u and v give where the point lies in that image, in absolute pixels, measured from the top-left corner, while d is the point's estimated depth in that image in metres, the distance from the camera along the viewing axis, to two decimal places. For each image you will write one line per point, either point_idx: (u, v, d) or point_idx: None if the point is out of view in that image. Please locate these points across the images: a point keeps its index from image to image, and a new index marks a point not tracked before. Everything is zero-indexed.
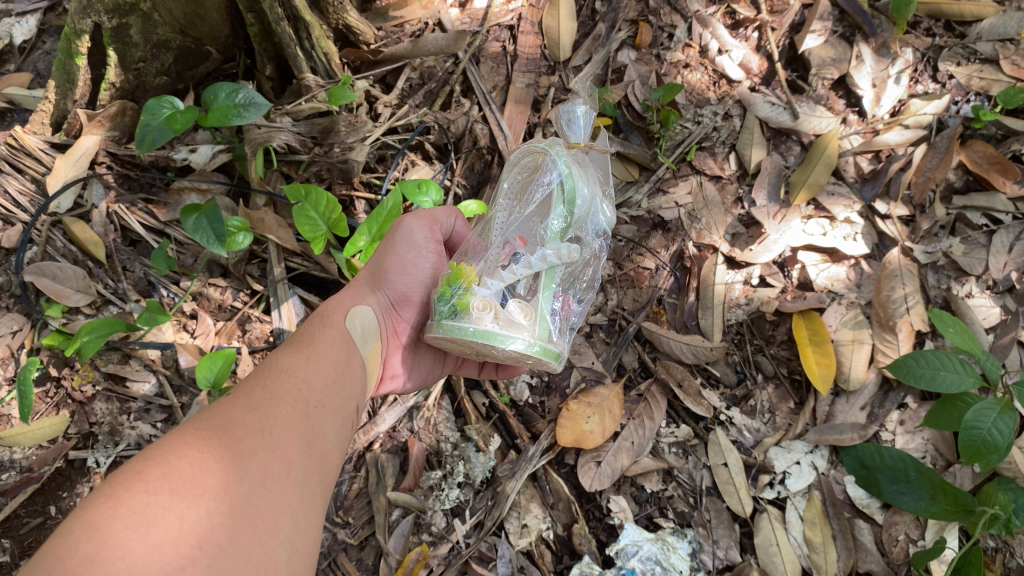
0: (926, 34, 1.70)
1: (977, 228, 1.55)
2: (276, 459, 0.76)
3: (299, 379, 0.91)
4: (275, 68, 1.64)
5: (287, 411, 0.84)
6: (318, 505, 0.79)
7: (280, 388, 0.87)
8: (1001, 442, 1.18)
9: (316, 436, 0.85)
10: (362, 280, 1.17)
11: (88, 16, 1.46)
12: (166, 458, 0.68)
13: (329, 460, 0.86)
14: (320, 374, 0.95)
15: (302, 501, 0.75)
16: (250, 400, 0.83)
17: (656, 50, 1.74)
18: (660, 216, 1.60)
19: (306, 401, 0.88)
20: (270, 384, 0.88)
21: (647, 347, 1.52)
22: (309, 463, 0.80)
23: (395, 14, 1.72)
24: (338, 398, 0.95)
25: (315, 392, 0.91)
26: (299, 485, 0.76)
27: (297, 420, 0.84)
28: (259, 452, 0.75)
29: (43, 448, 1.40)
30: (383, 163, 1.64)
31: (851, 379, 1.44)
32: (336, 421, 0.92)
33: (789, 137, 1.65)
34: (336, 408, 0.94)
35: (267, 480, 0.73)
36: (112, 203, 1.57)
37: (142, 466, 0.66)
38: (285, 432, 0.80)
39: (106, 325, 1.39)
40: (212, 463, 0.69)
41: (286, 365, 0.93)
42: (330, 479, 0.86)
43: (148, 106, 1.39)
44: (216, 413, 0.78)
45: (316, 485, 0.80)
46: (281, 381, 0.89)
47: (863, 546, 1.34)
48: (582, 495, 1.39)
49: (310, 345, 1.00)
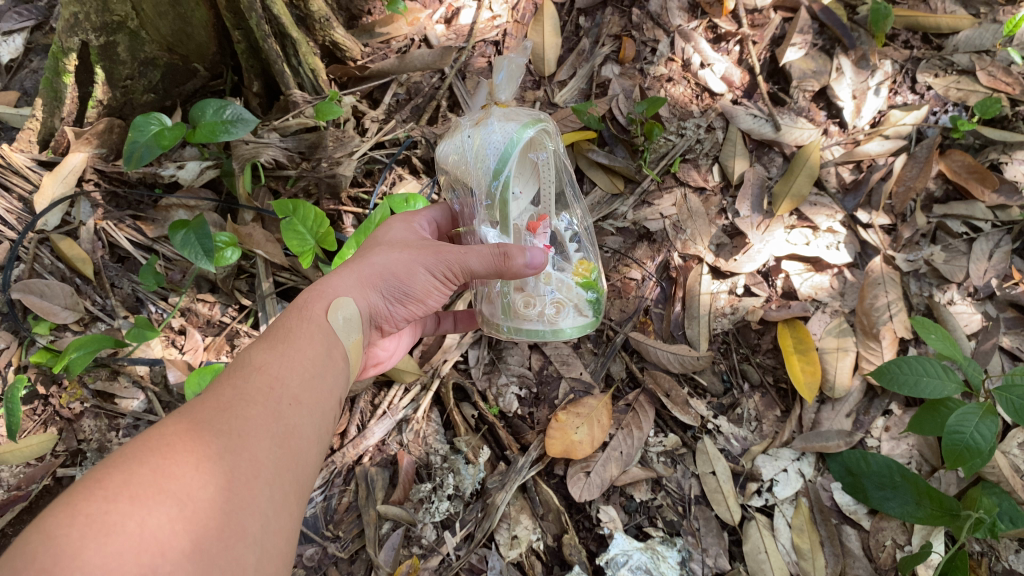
0: (904, 46, 1.74)
1: (958, 236, 1.57)
2: (244, 460, 0.75)
3: (274, 374, 0.89)
4: (262, 84, 1.65)
5: (259, 409, 0.83)
6: (290, 505, 0.78)
7: (250, 387, 0.85)
8: (983, 446, 1.19)
9: (290, 434, 0.83)
10: (353, 269, 1.09)
11: (76, 34, 1.46)
12: (127, 464, 0.68)
13: (306, 455, 0.85)
14: (297, 370, 0.92)
15: (270, 503, 0.75)
16: (220, 401, 0.81)
17: (639, 65, 1.76)
18: (646, 227, 1.62)
19: (278, 398, 0.86)
20: (243, 382, 0.86)
21: (635, 357, 1.54)
22: (280, 463, 0.79)
23: (382, 31, 1.73)
24: (319, 392, 0.93)
25: (293, 386, 0.89)
26: (267, 488, 0.76)
27: (267, 420, 0.82)
28: (227, 454, 0.74)
29: (31, 466, 1.40)
30: (371, 177, 1.65)
31: (836, 387, 1.46)
32: (315, 414, 0.90)
33: (771, 149, 1.68)
34: (313, 405, 0.91)
35: (233, 483, 0.72)
36: (100, 220, 1.58)
37: (103, 473, 0.66)
38: (254, 433, 0.79)
39: (94, 341, 1.39)
40: (178, 467, 0.69)
41: (260, 360, 0.91)
42: (306, 475, 0.85)
43: (136, 123, 1.39)
44: (183, 414, 0.77)
45: (287, 485, 0.79)
46: (256, 378, 0.87)
47: (850, 551, 1.34)
48: (572, 506, 1.39)
49: (288, 337, 0.96)
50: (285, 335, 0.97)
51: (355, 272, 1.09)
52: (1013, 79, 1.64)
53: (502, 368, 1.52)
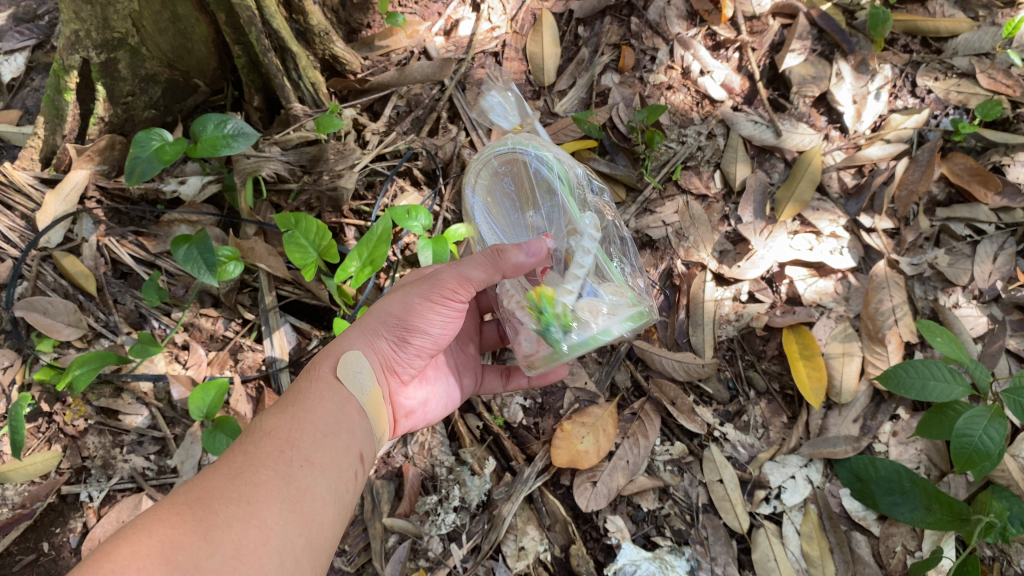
0: (903, 50, 1.74)
1: (962, 239, 1.56)
2: (252, 527, 0.79)
3: (287, 434, 0.93)
4: (263, 98, 1.66)
5: (271, 471, 0.87)
6: (300, 567, 0.82)
7: (264, 450, 0.89)
8: (991, 449, 1.18)
9: (301, 495, 0.87)
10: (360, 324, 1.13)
11: (76, 51, 1.47)
12: (137, 536, 0.73)
13: (321, 514, 0.89)
14: (310, 428, 0.96)
15: (281, 567, 0.79)
16: (232, 468, 0.86)
17: (639, 73, 1.76)
18: (648, 235, 1.61)
19: (291, 459, 0.90)
20: (255, 446, 0.90)
21: (639, 365, 1.53)
22: (292, 526, 0.83)
23: (381, 44, 1.74)
24: (332, 448, 0.97)
25: (304, 444, 0.93)
26: (278, 552, 0.80)
27: (279, 482, 0.86)
28: (235, 521, 0.78)
29: (36, 483, 1.39)
30: (372, 189, 1.64)
31: (842, 392, 1.45)
32: (331, 474, 0.94)
33: (772, 155, 1.68)
34: (329, 461, 0.94)
35: (240, 549, 0.76)
36: (102, 237, 1.57)
37: (114, 547, 0.71)
38: (265, 496, 0.83)
39: (97, 358, 1.39)
40: (185, 540, 0.74)
41: (274, 421, 0.95)
42: (323, 532, 0.88)
43: (136, 139, 1.40)
44: (197, 483, 0.82)
45: (299, 548, 0.83)
46: (267, 440, 0.91)
47: (860, 558, 1.33)
48: (579, 516, 1.38)
49: (299, 398, 1.00)
50: (296, 394, 1.01)
51: (360, 327, 1.13)
52: (1014, 81, 1.64)
53: None
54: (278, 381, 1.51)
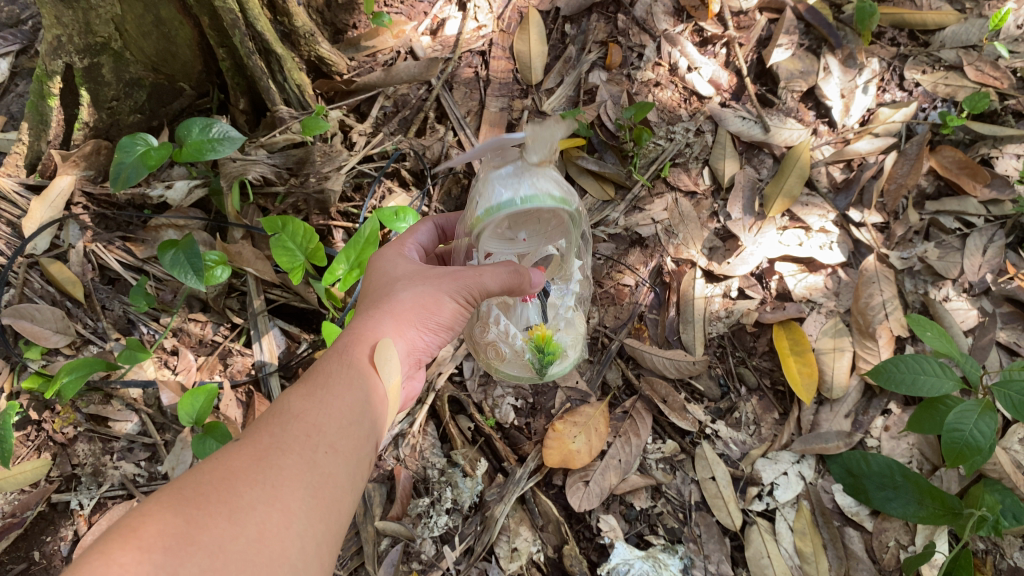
0: (891, 43, 1.73)
1: (951, 232, 1.56)
2: (276, 511, 0.73)
3: (315, 417, 0.86)
4: (248, 101, 1.65)
5: (297, 455, 0.80)
6: (323, 557, 0.75)
7: (289, 433, 0.82)
8: (982, 444, 1.18)
9: (328, 481, 0.80)
10: (390, 308, 1.05)
11: (59, 57, 1.46)
12: (159, 514, 0.67)
13: (345, 503, 0.82)
14: (337, 414, 0.89)
15: (304, 555, 0.73)
16: (258, 449, 0.79)
17: (627, 70, 1.75)
18: (637, 233, 1.62)
19: (316, 444, 0.82)
20: (280, 429, 0.83)
21: (630, 364, 1.53)
22: (316, 512, 0.76)
23: (367, 45, 1.73)
24: (359, 435, 0.89)
25: (331, 429, 0.86)
26: (302, 537, 0.73)
27: (305, 467, 0.79)
28: (259, 504, 0.72)
29: (25, 492, 1.38)
30: (360, 191, 1.64)
31: (833, 387, 1.45)
32: (356, 462, 0.86)
33: (761, 151, 1.67)
34: (355, 449, 0.87)
35: (263, 533, 0.70)
36: (89, 243, 1.56)
37: (137, 523, 0.66)
38: (290, 480, 0.76)
39: (85, 365, 1.37)
40: (209, 521, 0.68)
41: (301, 403, 0.88)
42: (345, 523, 0.81)
43: (120, 144, 1.39)
44: (220, 462, 0.76)
45: (323, 536, 0.76)
46: (294, 423, 0.84)
47: (854, 554, 1.33)
48: (571, 516, 1.38)
49: (326, 381, 0.93)
50: (324, 377, 0.94)
51: (387, 310, 1.05)
52: (1001, 73, 1.64)
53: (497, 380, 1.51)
54: (268, 386, 1.51)
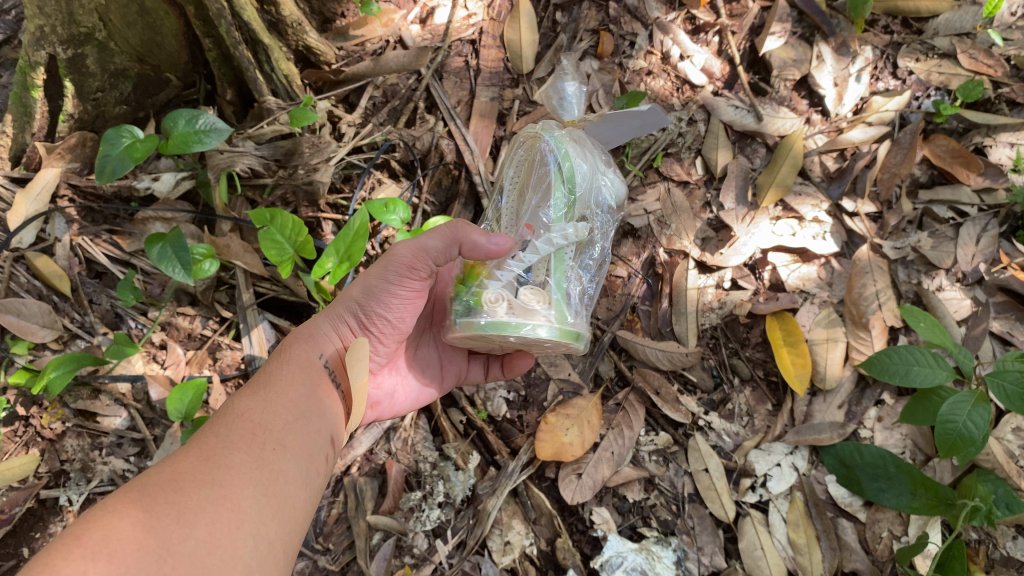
0: (884, 31, 1.72)
1: (944, 221, 1.56)
2: (225, 509, 0.75)
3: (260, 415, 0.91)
4: (236, 92, 1.63)
5: (243, 454, 0.85)
6: (272, 554, 0.79)
7: (234, 433, 0.87)
8: (976, 435, 1.17)
9: (274, 479, 0.84)
10: (327, 309, 1.15)
11: (42, 48, 1.45)
12: (107, 519, 0.68)
13: (292, 499, 0.86)
14: (281, 413, 0.95)
15: (255, 553, 0.76)
16: (205, 450, 0.83)
17: (618, 59, 1.75)
18: (630, 224, 1.59)
19: (261, 443, 0.87)
20: (224, 430, 0.88)
21: (623, 356, 1.52)
22: (265, 510, 0.80)
23: (356, 33, 1.71)
24: (304, 433, 0.95)
25: (275, 429, 0.91)
26: (251, 536, 0.76)
27: (251, 467, 0.83)
28: (208, 504, 0.75)
29: (13, 489, 1.37)
30: (349, 182, 1.62)
31: (827, 378, 1.44)
32: (301, 459, 0.92)
33: (754, 140, 1.67)
34: (300, 447, 0.93)
35: (214, 534, 0.72)
36: (75, 236, 1.55)
37: (83, 531, 0.66)
38: (238, 479, 0.80)
39: (73, 360, 1.36)
40: (157, 523, 0.69)
41: (244, 405, 0.94)
42: (294, 518, 0.85)
43: (106, 136, 1.36)
44: (167, 466, 0.78)
45: (272, 533, 0.80)
46: (239, 424, 0.89)
47: (846, 545, 1.33)
48: (564, 509, 1.37)
49: (270, 382, 1.00)
50: (266, 379, 1.01)
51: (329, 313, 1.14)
52: (994, 61, 1.64)
53: None
54: None
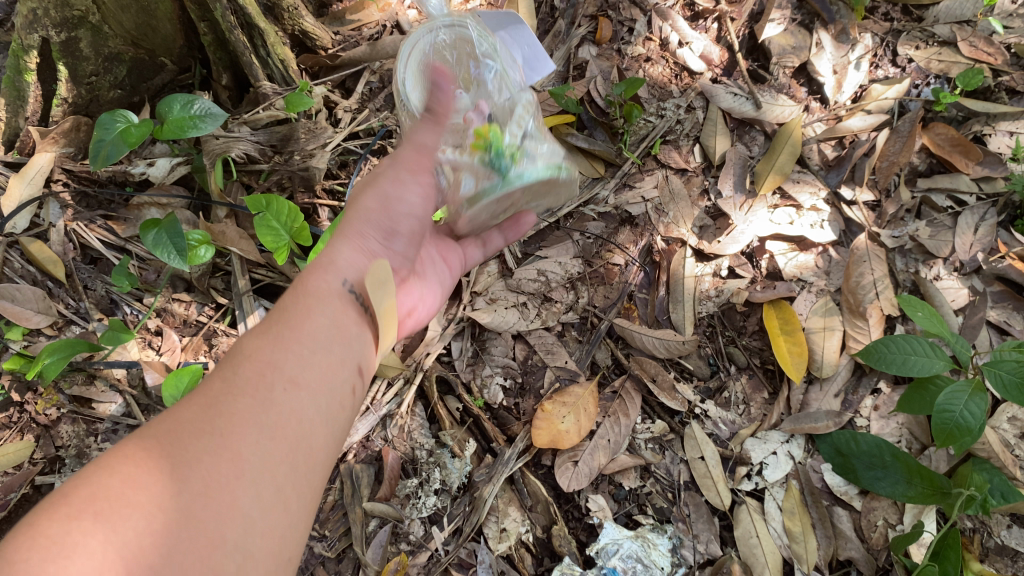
0: (884, 19, 1.72)
1: (943, 210, 1.55)
2: (223, 459, 0.70)
3: (269, 349, 0.83)
4: (231, 77, 1.62)
5: (251, 395, 0.76)
6: (284, 500, 0.72)
7: (242, 372, 0.79)
8: (973, 424, 1.17)
9: (284, 419, 0.76)
10: (347, 229, 1.04)
11: (35, 31, 1.44)
12: (96, 478, 0.65)
13: (310, 438, 0.78)
14: (297, 346, 0.85)
15: (261, 503, 0.70)
16: (207, 394, 0.76)
17: (617, 45, 1.74)
18: (627, 212, 1.60)
19: (271, 381, 0.79)
20: (234, 368, 0.80)
21: (620, 344, 1.51)
22: (273, 454, 0.73)
23: (353, 17, 1.71)
24: (327, 365, 0.86)
25: (293, 363, 0.83)
26: (256, 483, 0.70)
27: (258, 408, 0.75)
28: (203, 455, 0.69)
29: (8, 474, 1.36)
30: (345, 169, 1.58)
31: (823, 366, 1.44)
32: (325, 397, 0.83)
33: (752, 128, 1.66)
34: (322, 382, 0.84)
35: (210, 486, 0.67)
36: (69, 221, 1.54)
37: (70, 489, 0.64)
38: (240, 423, 0.73)
39: (68, 346, 1.35)
40: (147, 481, 0.66)
41: (254, 341, 0.84)
42: (314, 459, 0.78)
43: (100, 121, 1.36)
44: (167, 416, 0.73)
45: (283, 478, 0.73)
46: (249, 361, 0.81)
47: (842, 533, 1.33)
48: (561, 496, 1.37)
49: (286, 311, 0.89)
50: (283, 306, 0.90)
51: (347, 238, 1.02)
52: (994, 48, 1.64)
53: (486, 360, 1.49)
54: None
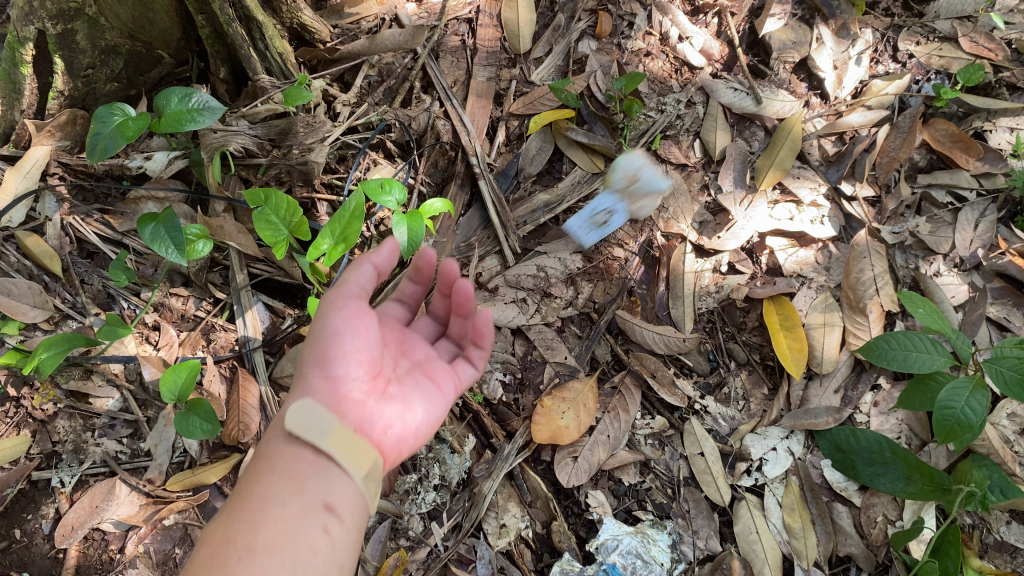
0: (885, 14, 1.74)
1: (943, 206, 1.55)
2: None
3: (227, 532, 0.85)
4: (229, 70, 1.61)
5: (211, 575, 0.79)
6: None
7: (207, 554, 0.82)
8: (974, 421, 1.17)
9: None
10: (299, 384, 0.99)
11: (31, 22, 1.46)
12: None
13: None
14: (254, 521, 0.85)
15: None
16: None
17: (617, 39, 1.74)
18: (627, 207, 1.60)
19: (229, 555, 0.81)
20: (202, 553, 0.83)
21: (620, 339, 1.51)
22: None
23: (351, 11, 1.70)
24: (286, 525, 0.86)
25: (254, 533, 0.84)
26: None
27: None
28: None
29: (4, 470, 1.34)
30: (344, 163, 1.59)
31: (823, 362, 1.44)
32: (292, 554, 0.83)
33: (752, 123, 1.66)
34: (286, 541, 0.84)
35: None
36: (66, 215, 1.52)
37: None
38: None
39: (63, 341, 1.34)
40: None
41: (216, 529, 0.86)
42: None
43: (97, 114, 1.34)
44: None
45: None
46: (212, 541, 0.84)
47: (841, 529, 1.33)
48: (560, 492, 1.37)
49: (244, 492, 0.90)
50: (247, 484, 0.91)
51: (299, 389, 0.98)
52: (995, 44, 1.66)
53: None
54: (251, 362, 1.48)
